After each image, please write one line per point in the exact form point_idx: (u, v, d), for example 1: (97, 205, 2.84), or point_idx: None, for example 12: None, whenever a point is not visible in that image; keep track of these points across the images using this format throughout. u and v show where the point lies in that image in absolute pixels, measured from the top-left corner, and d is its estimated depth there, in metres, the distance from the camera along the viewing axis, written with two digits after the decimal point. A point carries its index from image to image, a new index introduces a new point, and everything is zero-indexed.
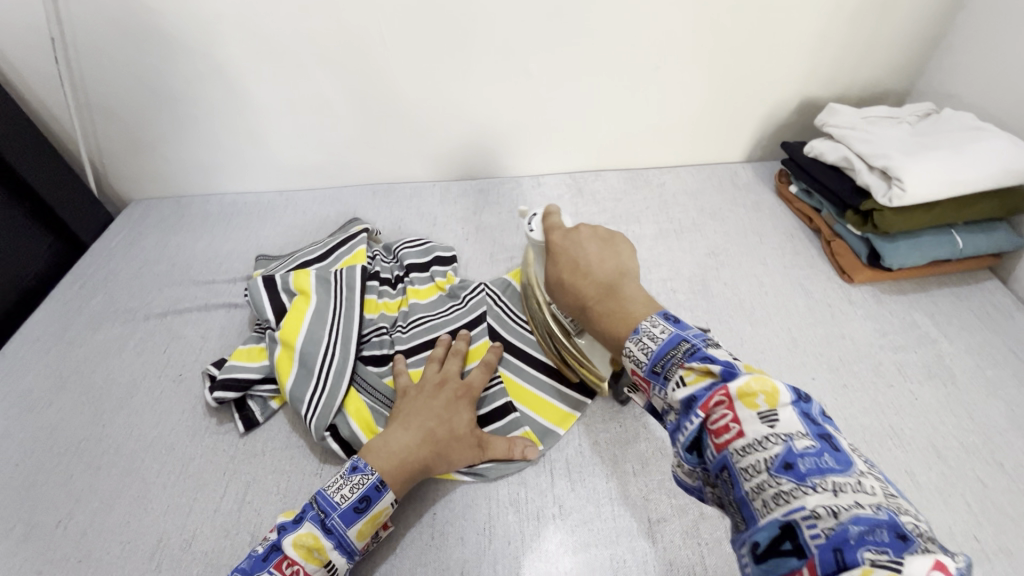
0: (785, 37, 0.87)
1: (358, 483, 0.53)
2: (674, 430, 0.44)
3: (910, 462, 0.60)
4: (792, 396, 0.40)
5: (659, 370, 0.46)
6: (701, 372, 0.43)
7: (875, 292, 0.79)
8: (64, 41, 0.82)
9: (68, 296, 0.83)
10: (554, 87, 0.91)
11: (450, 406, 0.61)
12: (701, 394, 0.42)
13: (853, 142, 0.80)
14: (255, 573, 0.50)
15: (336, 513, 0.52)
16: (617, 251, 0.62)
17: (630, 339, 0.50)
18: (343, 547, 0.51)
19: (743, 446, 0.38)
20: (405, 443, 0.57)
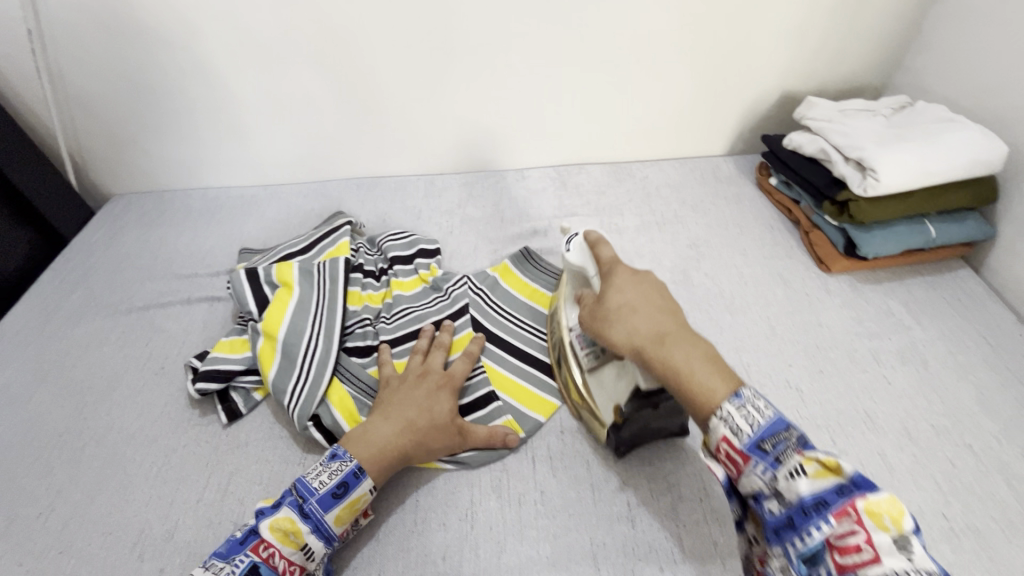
0: (764, 31, 0.88)
1: (336, 469, 0.54)
2: (777, 524, 0.42)
3: (882, 444, 0.62)
4: (914, 525, 0.38)
5: (766, 447, 0.44)
6: (826, 467, 0.41)
7: (851, 281, 0.81)
8: (41, 33, 0.81)
9: (49, 290, 0.83)
10: (537, 81, 0.91)
11: (429, 397, 0.61)
12: (831, 497, 0.40)
13: (829, 134, 0.81)
14: (231, 556, 0.49)
15: (314, 498, 0.52)
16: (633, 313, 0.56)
17: (728, 403, 0.46)
18: (320, 532, 0.52)
19: (879, 575, 0.36)
20: (382, 433, 0.57)
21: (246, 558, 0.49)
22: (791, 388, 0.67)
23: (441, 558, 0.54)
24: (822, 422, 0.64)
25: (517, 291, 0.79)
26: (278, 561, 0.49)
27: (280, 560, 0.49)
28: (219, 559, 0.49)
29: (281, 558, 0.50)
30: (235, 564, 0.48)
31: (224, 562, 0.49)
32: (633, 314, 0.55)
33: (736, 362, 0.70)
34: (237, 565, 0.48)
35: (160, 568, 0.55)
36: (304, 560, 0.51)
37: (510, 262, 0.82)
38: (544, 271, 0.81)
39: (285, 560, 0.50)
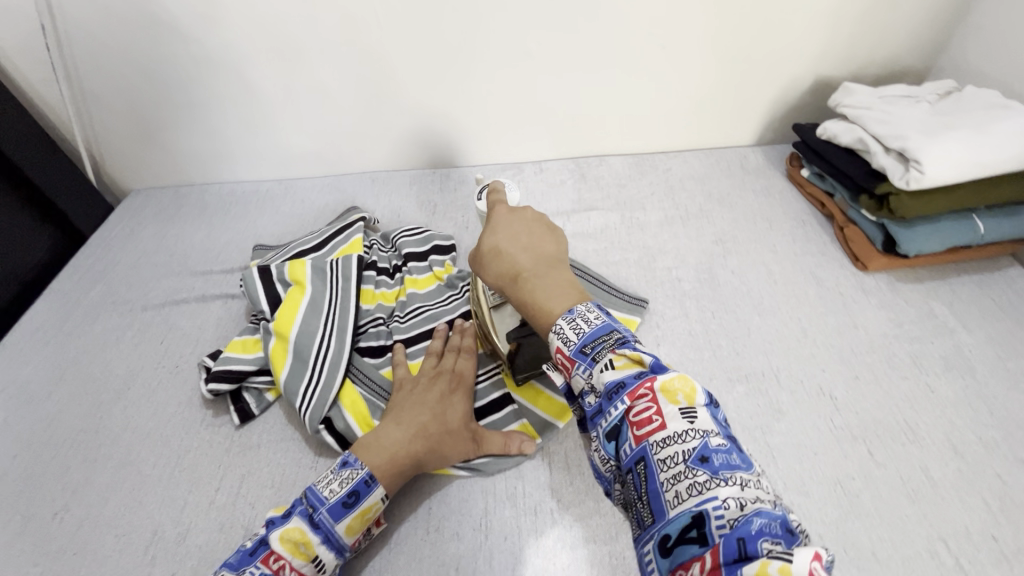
0: (798, 13, 0.83)
1: (347, 477, 0.53)
2: (593, 415, 0.43)
3: (924, 457, 0.58)
4: (706, 399, 0.40)
5: (586, 350, 0.44)
6: (632, 359, 0.42)
7: (889, 280, 0.76)
8: (56, 28, 0.80)
9: (67, 287, 0.83)
10: (556, 70, 0.88)
11: (444, 400, 0.59)
12: (630, 380, 0.41)
13: (868, 122, 0.76)
14: (242, 568, 0.48)
15: (325, 507, 0.51)
16: (515, 246, 0.55)
17: (562, 317, 0.47)
18: (331, 542, 0.50)
19: (663, 437, 0.38)
20: (398, 438, 0.56)
21: (257, 571, 0.47)
22: (824, 395, 0.64)
23: (454, 570, 0.53)
24: (858, 432, 0.60)
25: None
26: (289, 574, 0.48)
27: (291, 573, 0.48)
28: (230, 571, 0.48)
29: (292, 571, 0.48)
30: None
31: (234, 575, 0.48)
32: (500, 257, 0.54)
33: (765, 366, 0.67)
34: None
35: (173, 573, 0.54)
36: (315, 572, 0.49)
37: None
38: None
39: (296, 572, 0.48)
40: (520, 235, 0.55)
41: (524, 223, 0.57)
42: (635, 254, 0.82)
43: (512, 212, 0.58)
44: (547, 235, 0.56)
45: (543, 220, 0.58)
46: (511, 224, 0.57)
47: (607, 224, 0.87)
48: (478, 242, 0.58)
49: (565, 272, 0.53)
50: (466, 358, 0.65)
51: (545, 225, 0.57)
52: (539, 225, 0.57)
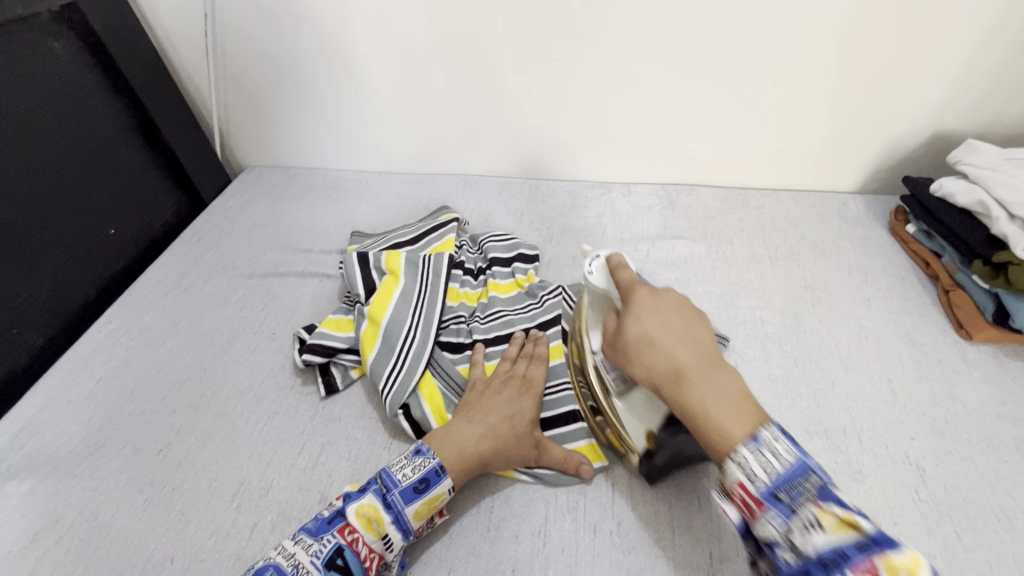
0: (928, 63, 0.80)
1: (420, 464, 0.56)
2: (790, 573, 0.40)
3: (1018, 548, 0.54)
4: None
5: (780, 496, 0.42)
6: (843, 521, 0.39)
7: (995, 354, 0.71)
8: (214, 18, 0.89)
9: (187, 248, 0.92)
10: (662, 98, 0.89)
11: (512, 403, 0.62)
12: (851, 552, 0.38)
13: (992, 185, 0.72)
14: (320, 534, 0.52)
15: (396, 490, 0.54)
16: (670, 338, 0.53)
17: (745, 446, 0.45)
18: (400, 524, 0.53)
19: None
20: (469, 436, 0.58)
21: (333, 540, 0.52)
22: (909, 464, 0.61)
23: (510, 571, 0.54)
24: (944, 509, 0.57)
25: None
26: (360, 546, 0.52)
27: (363, 547, 0.52)
28: (310, 535, 0.52)
29: (363, 545, 0.52)
30: (323, 543, 0.51)
31: (313, 539, 0.52)
32: (653, 347, 0.53)
33: (847, 424, 0.64)
34: (324, 545, 0.51)
35: (254, 522, 0.59)
36: (384, 549, 0.53)
37: None
38: None
39: (367, 547, 0.52)
40: (667, 332, 0.53)
41: (669, 307, 0.55)
42: (718, 289, 0.81)
43: (656, 294, 0.57)
44: (697, 324, 0.55)
45: (687, 305, 0.57)
46: (664, 310, 0.55)
47: (692, 255, 0.87)
48: (619, 325, 0.57)
49: (731, 372, 0.50)
50: (540, 365, 0.67)
51: (685, 314, 0.55)
52: (687, 313, 0.56)
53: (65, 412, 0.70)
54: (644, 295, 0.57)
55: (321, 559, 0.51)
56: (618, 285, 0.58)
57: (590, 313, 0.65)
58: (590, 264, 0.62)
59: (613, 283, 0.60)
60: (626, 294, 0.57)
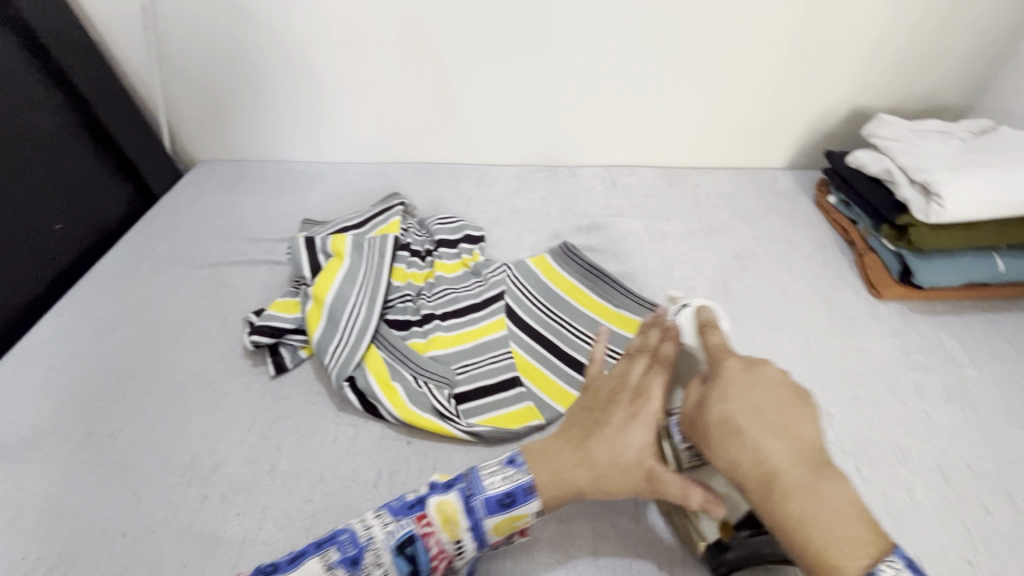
0: (838, 43, 0.85)
1: (513, 476, 0.53)
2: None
3: (911, 480, 0.60)
4: None
5: None
6: None
7: (903, 310, 0.77)
8: (155, 10, 0.90)
9: (138, 241, 0.93)
10: (598, 81, 0.93)
11: (619, 427, 0.52)
12: None
13: (896, 153, 0.78)
14: (399, 516, 0.53)
15: (482, 496, 0.52)
16: (760, 432, 0.44)
17: None
18: (476, 533, 0.52)
19: None
20: (535, 471, 0.53)
21: (409, 525, 0.52)
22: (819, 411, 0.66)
23: None
24: (847, 449, 0.62)
25: (555, 284, 0.81)
26: (433, 543, 0.51)
27: (435, 544, 0.51)
28: (390, 514, 0.53)
29: (436, 543, 0.51)
30: (399, 525, 0.52)
31: (391, 517, 0.53)
32: (739, 442, 0.45)
33: None
34: (400, 526, 0.52)
35: (204, 495, 0.62)
36: (455, 551, 0.52)
37: (549, 256, 0.85)
38: (581, 264, 0.83)
39: (439, 544, 0.52)
40: (778, 414, 0.46)
41: (768, 388, 0.47)
42: (654, 261, 0.86)
43: (752, 369, 0.49)
44: (796, 410, 0.46)
45: (790, 384, 0.48)
46: (759, 391, 0.47)
47: (631, 231, 0.91)
48: (698, 404, 0.48)
49: (840, 482, 0.42)
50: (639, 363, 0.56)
51: (794, 401, 0.47)
52: (791, 397, 0.47)
53: (15, 401, 0.71)
54: (739, 374, 0.48)
55: (394, 540, 0.51)
56: (709, 350, 0.52)
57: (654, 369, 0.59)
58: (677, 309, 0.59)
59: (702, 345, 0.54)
60: (716, 374, 0.49)
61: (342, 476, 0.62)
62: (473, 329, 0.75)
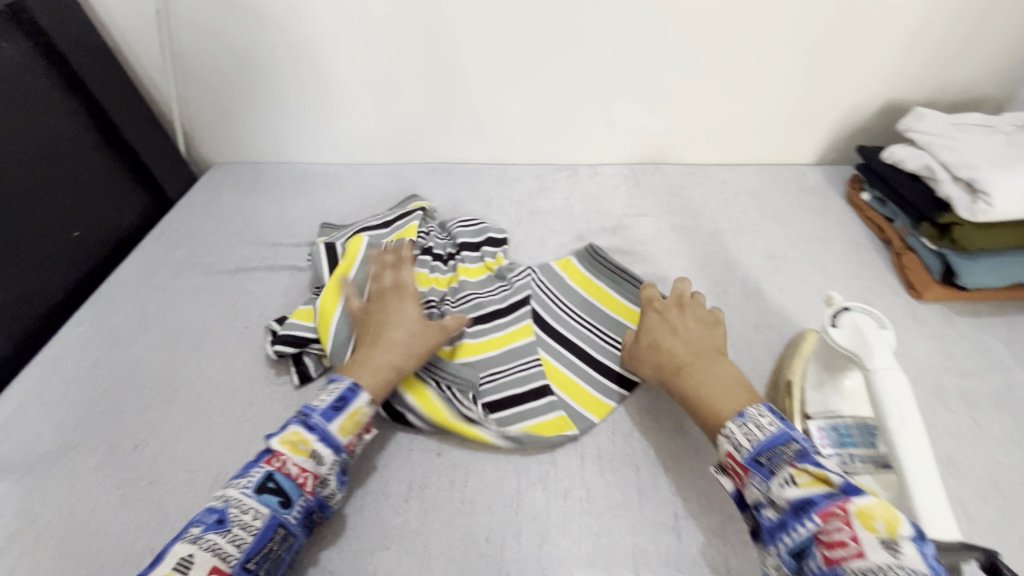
0: (873, 34, 0.82)
1: (333, 387, 0.58)
2: (773, 528, 0.45)
3: (962, 491, 0.57)
4: (915, 533, 0.40)
5: (762, 459, 0.48)
6: (817, 477, 0.44)
7: (944, 312, 0.74)
8: (167, 11, 0.88)
9: (155, 247, 0.92)
10: (622, 78, 0.90)
11: (396, 308, 0.66)
12: (819, 499, 0.43)
13: (937, 149, 0.75)
14: (247, 472, 0.53)
15: (316, 413, 0.56)
16: (682, 335, 0.63)
17: (733, 421, 0.52)
18: (328, 441, 0.55)
19: (861, 567, 0.39)
20: (357, 374, 0.60)
21: (262, 469, 0.53)
22: None
23: (484, 540, 0.56)
24: None
25: (582, 288, 0.78)
26: (290, 468, 0.53)
27: (293, 467, 0.53)
28: (238, 477, 0.53)
29: (294, 465, 0.53)
30: (251, 476, 0.53)
31: (241, 477, 0.53)
32: (658, 350, 0.62)
33: None
34: (252, 476, 0.53)
35: None
36: (316, 467, 0.54)
37: (574, 259, 0.82)
38: (609, 268, 0.80)
39: (298, 467, 0.53)
40: (688, 330, 0.63)
41: (691, 314, 0.65)
42: (682, 263, 0.83)
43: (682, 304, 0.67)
44: (713, 329, 0.64)
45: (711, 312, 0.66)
46: (682, 325, 0.64)
47: (657, 231, 0.89)
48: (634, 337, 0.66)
49: (726, 364, 0.59)
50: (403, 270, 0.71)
51: (711, 320, 0.65)
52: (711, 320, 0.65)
53: (37, 414, 0.70)
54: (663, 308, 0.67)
55: (251, 488, 0.52)
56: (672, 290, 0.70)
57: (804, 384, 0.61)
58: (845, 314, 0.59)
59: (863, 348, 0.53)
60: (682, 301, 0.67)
61: (373, 489, 0.61)
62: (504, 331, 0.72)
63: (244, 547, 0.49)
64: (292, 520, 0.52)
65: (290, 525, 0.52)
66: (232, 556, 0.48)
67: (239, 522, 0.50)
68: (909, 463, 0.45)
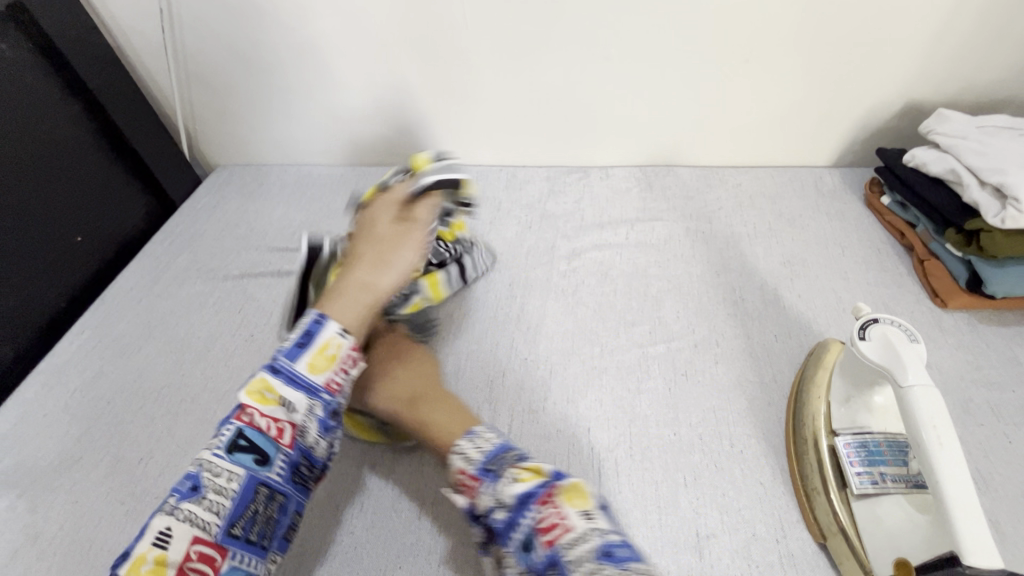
0: (896, 34, 0.80)
1: (299, 326, 0.57)
2: (504, 527, 0.51)
3: (995, 510, 0.55)
4: (599, 502, 0.50)
5: (489, 467, 0.53)
6: (533, 471, 0.52)
7: (970, 320, 0.72)
8: (171, 12, 0.87)
9: (159, 252, 0.90)
10: (635, 78, 0.88)
11: (353, 251, 0.67)
12: (535, 490, 0.50)
13: (963, 153, 0.73)
14: (217, 430, 0.50)
15: (280, 354, 0.54)
16: (404, 363, 0.65)
17: (464, 439, 0.56)
18: (297, 384, 0.53)
19: (571, 540, 0.47)
20: (323, 308, 0.59)
21: (232, 427, 0.49)
22: None
23: None
24: None
25: None
26: (261, 421, 0.50)
27: (264, 419, 0.50)
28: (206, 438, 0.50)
29: (263, 418, 0.50)
30: (222, 434, 0.49)
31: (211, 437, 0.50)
32: (393, 382, 0.63)
33: None
34: (223, 434, 0.49)
35: None
36: (290, 416, 0.52)
37: None
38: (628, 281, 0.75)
39: (270, 417, 0.51)
40: (409, 360, 0.65)
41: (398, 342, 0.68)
42: (698, 268, 0.81)
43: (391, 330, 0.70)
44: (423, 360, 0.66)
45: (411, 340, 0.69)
46: (410, 352, 0.67)
47: (671, 236, 0.87)
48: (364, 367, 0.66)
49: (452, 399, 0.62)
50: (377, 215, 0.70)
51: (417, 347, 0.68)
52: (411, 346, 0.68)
53: (40, 425, 0.68)
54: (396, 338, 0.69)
55: (223, 447, 0.48)
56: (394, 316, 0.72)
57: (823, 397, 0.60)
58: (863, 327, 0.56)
59: (890, 362, 0.51)
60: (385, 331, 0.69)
61: (384, 505, 0.59)
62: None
63: (222, 513, 0.46)
64: (274, 476, 0.50)
65: (272, 484, 0.50)
66: (212, 524, 0.46)
67: (214, 487, 0.47)
68: (947, 489, 0.43)
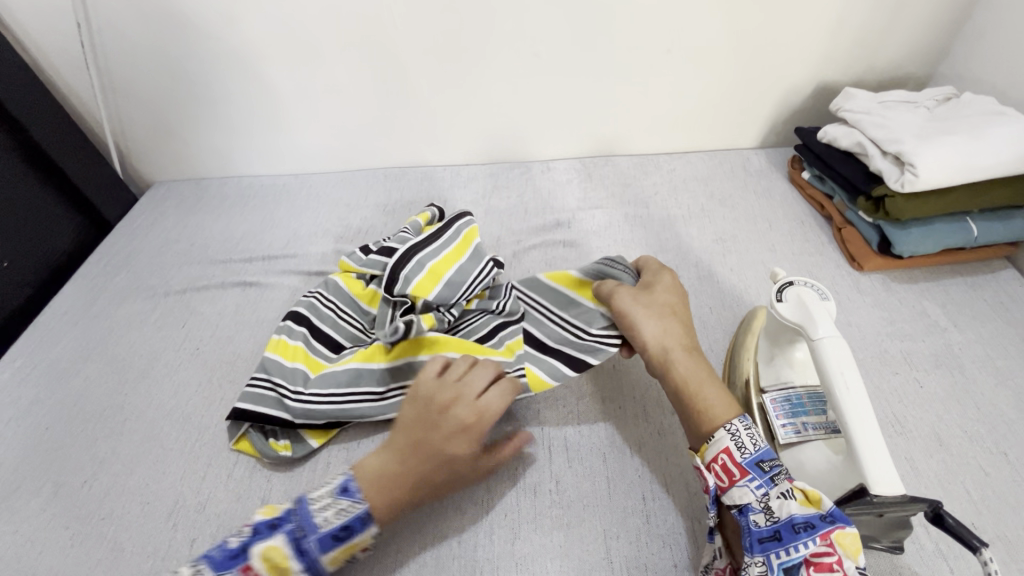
0: (801, 20, 0.85)
1: (348, 507, 0.51)
2: (762, 535, 0.46)
3: (911, 448, 0.60)
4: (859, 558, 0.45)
5: (763, 467, 0.49)
6: (809, 499, 0.47)
7: (884, 280, 0.78)
8: (90, 26, 0.84)
9: (94, 273, 0.87)
10: (567, 73, 0.91)
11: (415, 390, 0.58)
12: (817, 521, 0.45)
13: (866, 126, 0.78)
14: (218, 572, 0.47)
15: (315, 535, 0.49)
16: (659, 316, 0.60)
17: (737, 420, 0.52)
18: (312, 571, 0.48)
19: None
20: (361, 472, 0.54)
21: None
22: None
23: (456, 542, 0.56)
24: None
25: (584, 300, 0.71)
26: None
27: None
28: (205, 571, 0.47)
29: None
30: None
31: (211, 575, 0.47)
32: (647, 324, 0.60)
33: None
34: None
35: (191, 539, 0.58)
36: None
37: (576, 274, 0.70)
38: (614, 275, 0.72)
39: None
40: (658, 316, 0.60)
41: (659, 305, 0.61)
42: (636, 251, 0.85)
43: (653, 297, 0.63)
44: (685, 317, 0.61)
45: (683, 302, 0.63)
46: (659, 299, 0.62)
47: (611, 222, 0.90)
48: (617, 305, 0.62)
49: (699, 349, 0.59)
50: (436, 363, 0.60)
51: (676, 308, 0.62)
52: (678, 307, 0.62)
53: None
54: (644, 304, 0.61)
55: None
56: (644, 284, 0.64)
57: (752, 360, 0.64)
58: (781, 290, 0.59)
59: (801, 317, 0.55)
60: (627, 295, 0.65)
61: None
62: (453, 248, 0.72)
63: None
64: None
65: None
66: None
67: None
68: (856, 426, 0.47)
